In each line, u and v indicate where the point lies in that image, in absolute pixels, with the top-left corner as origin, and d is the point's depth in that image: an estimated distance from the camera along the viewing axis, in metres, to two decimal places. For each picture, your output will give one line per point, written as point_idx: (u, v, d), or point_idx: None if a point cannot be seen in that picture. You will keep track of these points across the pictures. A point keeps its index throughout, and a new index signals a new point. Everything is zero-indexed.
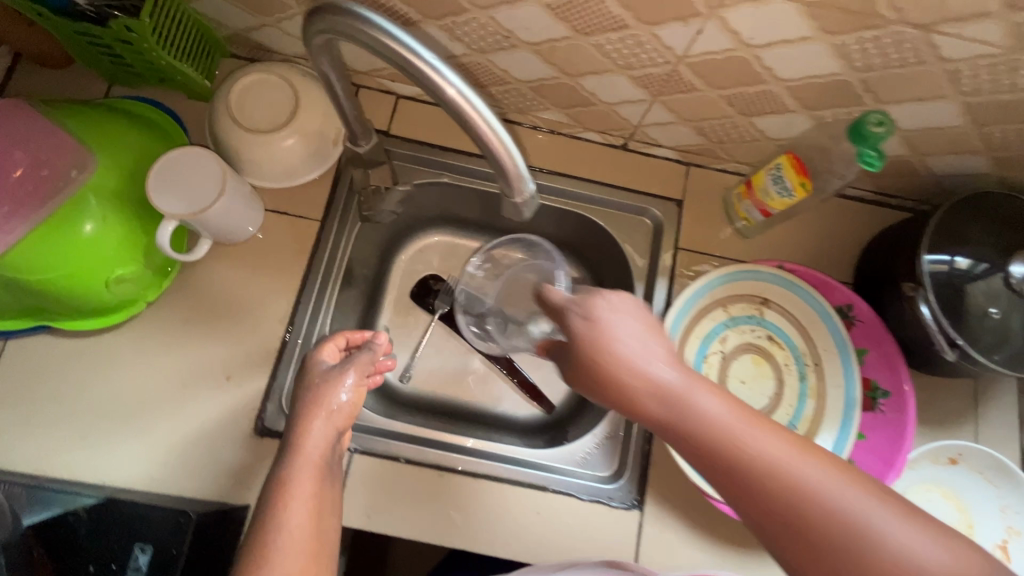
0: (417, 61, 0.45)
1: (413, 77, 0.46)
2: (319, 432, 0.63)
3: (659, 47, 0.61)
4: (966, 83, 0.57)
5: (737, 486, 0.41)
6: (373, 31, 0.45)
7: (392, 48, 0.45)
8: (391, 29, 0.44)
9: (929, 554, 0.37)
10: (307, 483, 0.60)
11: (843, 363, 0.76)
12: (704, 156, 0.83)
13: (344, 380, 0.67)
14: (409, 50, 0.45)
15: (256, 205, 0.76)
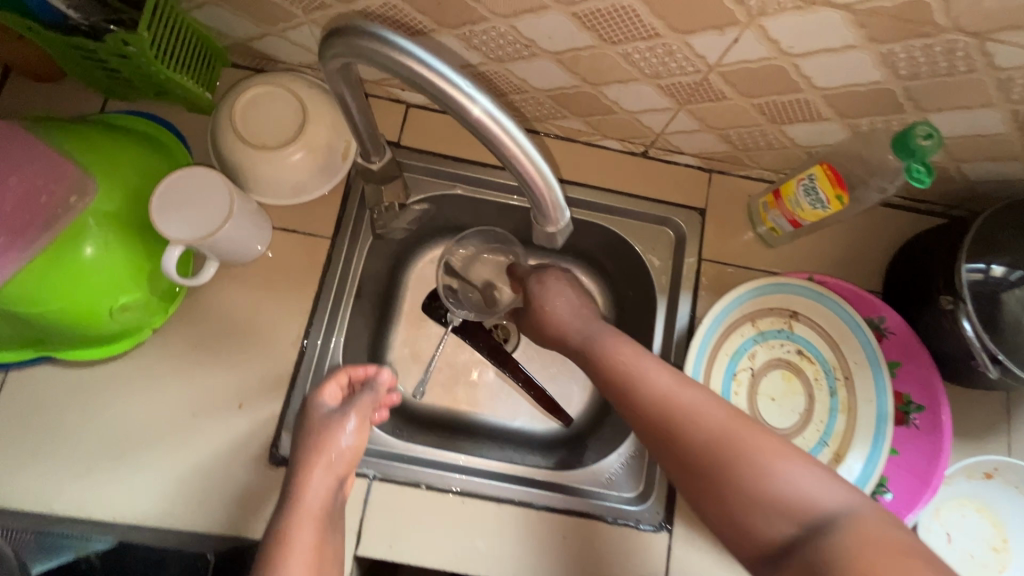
0: (451, 90, 0.41)
1: (443, 105, 0.42)
2: (319, 483, 0.60)
3: (691, 56, 0.57)
4: (1016, 91, 0.54)
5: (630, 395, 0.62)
6: (391, 48, 0.40)
7: (422, 77, 0.41)
8: (412, 48, 0.40)
9: (783, 473, 0.53)
10: (308, 533, 0.56)
11: (875, 377, 0.74)
12: (728, 163, 0.80)
13: (345, 425, 0.62)
14: (431, 69, 0.40)
15: (265, 224, 0.73)
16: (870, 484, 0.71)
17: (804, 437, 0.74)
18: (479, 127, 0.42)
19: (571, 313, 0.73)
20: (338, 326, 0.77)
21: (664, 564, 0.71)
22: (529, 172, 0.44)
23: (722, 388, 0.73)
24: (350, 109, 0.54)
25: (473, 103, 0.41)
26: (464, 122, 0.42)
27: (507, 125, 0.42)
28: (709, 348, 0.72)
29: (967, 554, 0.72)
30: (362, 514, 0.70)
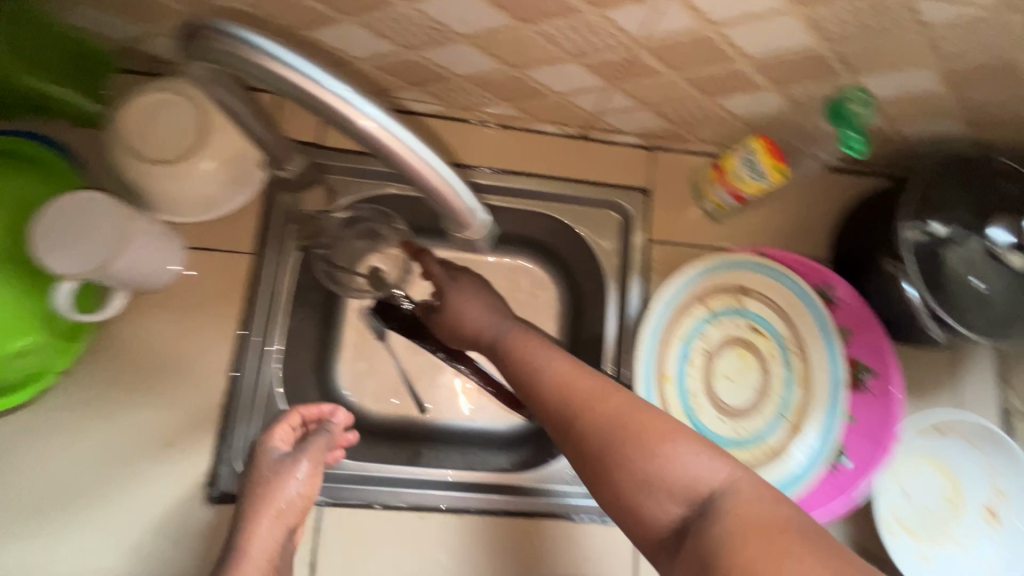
0: (334, 101, 0.37)
1: (329, 120, 0.38)
2: (266, 533, 0.57)
3: (614, 31, 0.53)
4: (946, 48, 0.52)
5: (523, 386, 0.59)
6: (262, 57, 0.36)
7: (301, 87, 0.36)
8: (287, 57, 0.36)
9: (682, 456, 0.46)
10: None
11: (826, 344, 0.74)
12: (668, 140, 0.77)
13: (295, 476, 0.59)
14: (314, 83, 0.36)
15: (176, 247, 0.66)
16: (828, 451, 0.71)
17: (762, 413, 0.74)
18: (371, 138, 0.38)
19: (487, 315, 0.69)
20: (272, 346, 0.71)
21: (632, 556, 0.71)
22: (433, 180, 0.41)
23: (677, 372, 0.71)
24: (238, 113, 0.49)
25: (361, 112, 0.37)
26: (354, 134, 0.38)
27: (401, 132, 0.38)
28: (659, 334, 0.69)
29: (924, 509, 0.73)
30: (314, 543, 0.66)
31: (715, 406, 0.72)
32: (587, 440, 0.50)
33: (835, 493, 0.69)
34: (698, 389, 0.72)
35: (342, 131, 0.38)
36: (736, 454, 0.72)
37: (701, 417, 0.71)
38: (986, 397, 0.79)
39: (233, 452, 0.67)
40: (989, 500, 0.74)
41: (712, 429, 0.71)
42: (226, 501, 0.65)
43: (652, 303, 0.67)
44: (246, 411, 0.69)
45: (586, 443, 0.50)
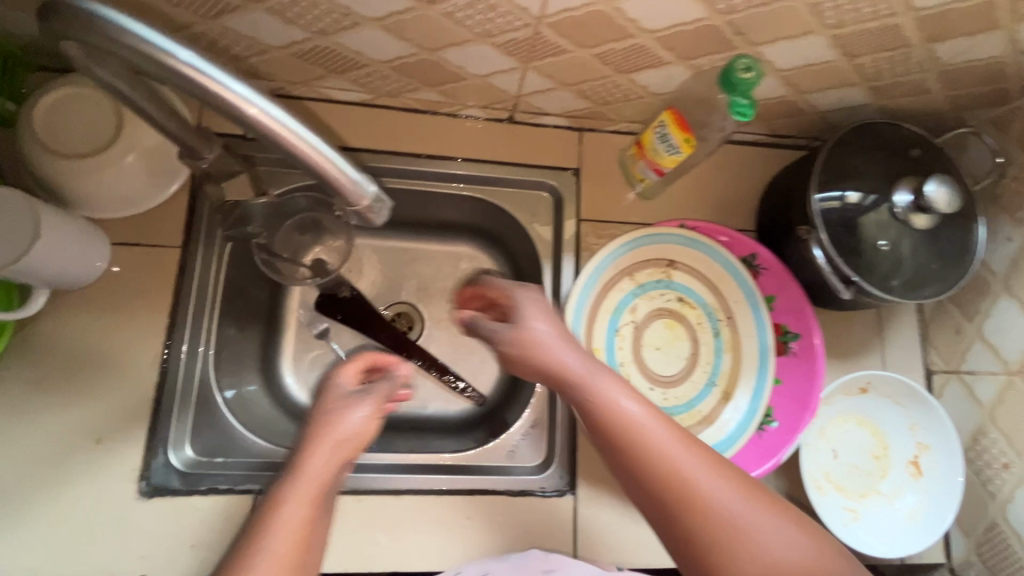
0: (195, 76, 0.38)
1: (213, 106, 0.39)
2: (319, 464, 0.52)
3: (513, 9, 0.55)
4: (830, 15, 0.55)
5: (612, 444, 0.52)
6: (134, 40, 0.36)
7: (174, 69, 0.37)
8: (164, 43, 0.37)
9: (788, 546, 0.47)
10: (300, 510, 0.49)
11: (753, 311, 0.76)
12: (594, 120, 0.78)
13: (351, 415, 0.55)
14: (193, 69, 0.37)
15: (101, 239, 0.66)
16: (757, 415, 0.73)
17: (692, 381, 0.76)
18: (235, 112, 0.39)
19: (568, 343, 0.57)
20: (205, 340, 0.72)
21: (573, 530, 0.72)
22: (310, 155, 0.42)
23: (606, 344, 0.74)
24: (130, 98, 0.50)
25: (225, 88, 0.38)
26: (218, 108, 0.39)
27: (266, 106, 0.40)
28: (585, 308, 0.72)
29: (852, 467, 0.77)
30: None
31: (645, 376, 0.75)
32: (696, 529, 0.48)
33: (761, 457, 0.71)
34: (628, 360, 0.75)
35: (225, 116, 0.40)
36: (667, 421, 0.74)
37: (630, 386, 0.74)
38: (912, 356, 0.81)
39: (166, 444, 0.67)
40: (913, 453, 0.77)
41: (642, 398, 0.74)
42: (159, 494, 0.65)
43: (576, 279, 0.70)
44: (179, 405, 0.69)
45: (695, 533, 0.48)
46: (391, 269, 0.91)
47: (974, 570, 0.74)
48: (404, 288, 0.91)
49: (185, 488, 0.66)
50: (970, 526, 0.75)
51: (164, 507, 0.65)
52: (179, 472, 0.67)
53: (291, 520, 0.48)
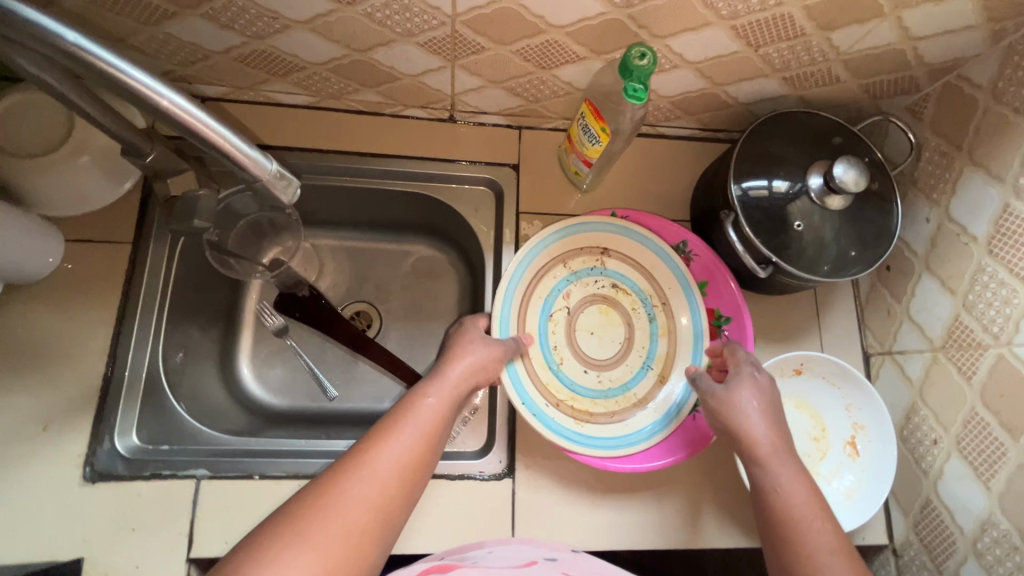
0: (99, 65, 0.40)
1: (130, 98, 0.42)
2: (456, 375, 0.65)
3: (426, 8, 0.59)
4: (722, 7, 0.58)
5: (775, 518, 0.59)
6: (41, 31, 0.39)
7: (82, 59, 0.40)
8: (73, 37, 0.39)
9: None
10: (438, 404, 0.61)
11: (686, 296, 0.78)
12: (531, 117, 0.82)
13: (475, 353, 0.68)
14: (103, 60, 0.40)
15: (53, 234, 0.70)
16: (690, 399, 0.76)
17: (628, 364, 0.79)
18: (140, 97, 0.41)
19: (772, 427, 0.63)
20: (153, 332, 0.74)
21: (511, 512, 0.73)
22: (204, 131, 0.43)
23: (540, 329, 0.78)
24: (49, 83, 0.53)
25: (128, 77, 0.40)
26: (131, 96, 0.41)
27: (172, 96, 0.42)
28: (516, 294, 0.76)
29: None
30: (193, 514, 0.67)
31: (579, 360, 0.78)
32: None
33: (693, 439, 0.73)
34: (561, 344, 0.78)
35: (137, 103, 0.42)
36: (602, 403, 0.77)
37: (564, 369, 0.77)
38: (850, 339, 0.83)
39: (113, 431, 0.69)
40: (850, 434, 0.78)
41: (576, 380, 0.77)
42: (103, 479, 0.67)
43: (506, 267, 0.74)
44: (126, 395, 0.71)
45: None
46: (347, 268, 0.94)
47: (913, 549, 0.75)
48: (359, 285, 0.94)
49: (129, 473, 0.68)
50: (907, 505, 0.76)
51: (107, 492, 0.67)
52: (124, 459, 0.69)
53: (434, 405, 0.61)
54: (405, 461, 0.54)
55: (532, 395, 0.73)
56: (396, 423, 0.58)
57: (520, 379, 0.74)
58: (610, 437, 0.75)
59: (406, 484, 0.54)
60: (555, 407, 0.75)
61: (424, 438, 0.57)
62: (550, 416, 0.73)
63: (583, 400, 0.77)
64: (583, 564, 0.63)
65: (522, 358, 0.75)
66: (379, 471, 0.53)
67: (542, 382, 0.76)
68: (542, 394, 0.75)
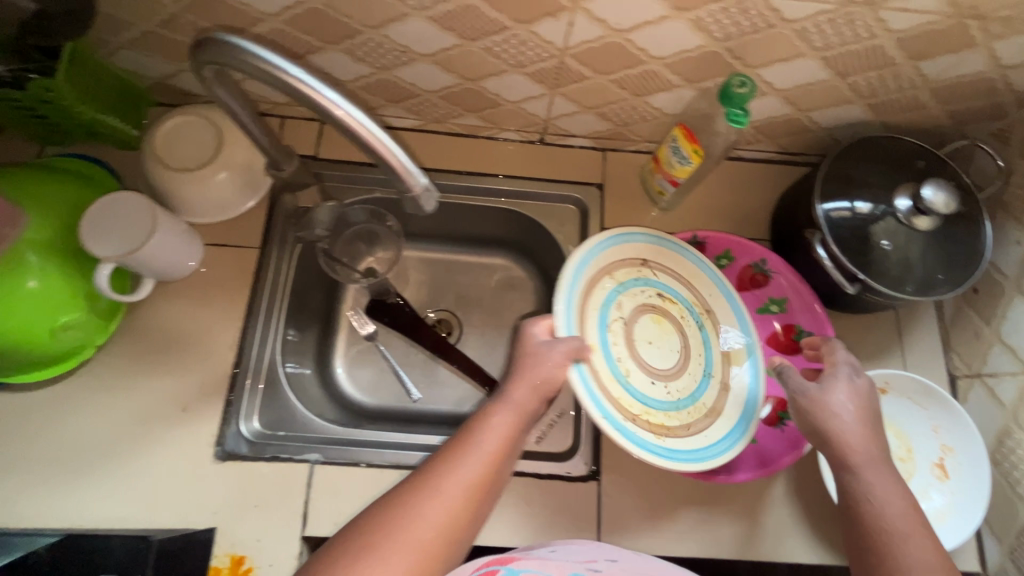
0: (291, 82, 0.48)
1: (313, 110, 0.49)
2: (520, 394, 0.61)
3: (541, 43, 0.66)
4: (816, 39, 0.63)
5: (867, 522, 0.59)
6: (253, 59, 0.48)
7: (279, 77, 0.48)
8: (273, 60, 0.48)
9: None
10: (506, 423, 0.59)
11: (730, 304, 0.77)
12: (616, 140, 0.88)
13: (555, 352, 0.62)
14: (293, 77, 0.48)
15: (195, 240, 0.79)
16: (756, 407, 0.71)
17: (689, 373, 0.73)
18: (328, 111, 0.49)
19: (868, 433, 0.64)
20: (273, 328, 0.83)
21: (597, 515, 0.75)
22: (363, 134, 0.49)
23: (599, 341, 0.68)
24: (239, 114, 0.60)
25: (312, 89, 0.48)
26: (314, 108, 0.49)
27: (347, 107, 0.48)
28: (574, 306, 0.66)
29: None
30: (307, 495, 0.74)
31: (643, 371, 0.70)
32: None
33: (769, 457, 0.76)
34: (623, 357, 0.69)
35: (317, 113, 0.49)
36: (675, 415, 0.69)
37: (632, 381, 0.68)
38: (934, 360, 0.83)
39: (239, 416, 0.77)
40: (938, 456, 0.78)
41: (645, 393, 0.69)
42: (231, 459, 0.74)
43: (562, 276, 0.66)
44: (251, 384, 0.79)
45: None
46: (434, 278, 1.01)
47: None
48: (445, 294, 1.00)
49: (253, 455, 0.75)
50: (1002, 530, 0.74)
51: (234, 471, 0.74)
52: (248, 441, 0.77)
53: (498, 427, 0.58)
54: (471, 486, 0.54)
55: (613, 410, 0.64)
56: (460, 450, 0.56)
57: (595, 394, 0.63)
58: (691, 450, 0.67)
59: (469, 509, 0.53)
60: (633, 422, 0.66)
61: (490, 462, 0.56)
62: (636, 434, 0.64)
63: (657, 414, 0.68)
64: (642, 564, 0.65)
65: (592, 373, 0.64)
66: (444, 495, 0.53)
67: (614, 398, 0.66)
68: (620, 410, 0.65)
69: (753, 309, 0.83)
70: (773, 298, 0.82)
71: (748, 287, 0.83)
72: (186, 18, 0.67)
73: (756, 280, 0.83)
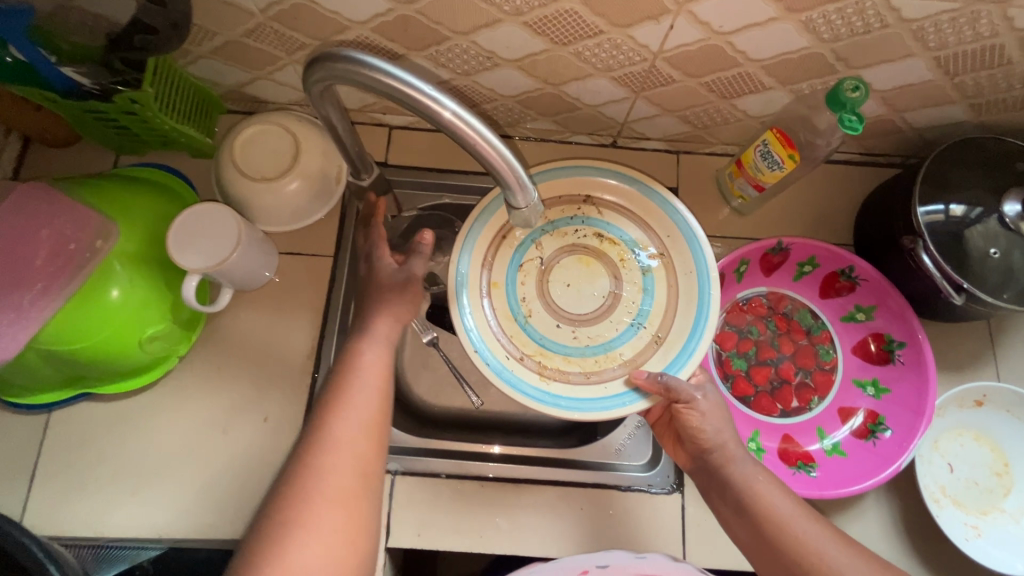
0: (393, 84, 0.44)
1: (420, 116, 0.45)
2: (383, 325, 0.63)
3: (635, 46, 0.64)
4: (932, 38, 0.60)
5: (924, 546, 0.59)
6: (357, 66, 0.45)
7: (382, 81, 0.44)
8: (379, 63, 0.44)
9: None
10: (378, 352, 0.62)
11: (691, 247, 0.67)
12: (692, 143, 0.85)
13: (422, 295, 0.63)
14: (397, 79, 0.44)
15: (271, 251, 0.79)
16: (689, 364, 0.64)
17: (612, 321, 0.68)
18: (474, 148, 0.45)
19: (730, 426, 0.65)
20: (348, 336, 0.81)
21: (680, 527, 0.76)
22: (473, 138, 0.44)
23: (507, 279, 0.69)
24: (335, 128, 0.58)
25: (416, 91, 0.44)
26: (421, 113, 0.45)
27: (454, 108, 0.44)
28: (478, 242, 0.67)
29: (971, 483, 0.75)
30: (389, 506, 0.75)
31: (550, 313, 0.69)
32: None
33: (861, 469, 0.74)
34: (531, 296, 0.69)
35: (424, 119, 0.45)
36: (577, 361, 0.67)
37: (533, 323, 0.68)
38: None
39: None
40: None
41: (546, 335, 0.68)
42: None
43: (475, 209, 0.67)
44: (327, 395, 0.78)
45: None
46: None
47: None
48: None
49: None
50: None
51: None
52: None
53: (371, 362, 0.61)
54: (367, 422, 0.58)
55: (488, 346, 0.65)
56: (340, 394, 0.58)
57: (473, 324, 0.66)
58: (577, 398, 0.64)
59: (376, 441, 0.58)
60: (519, 361, 0.66)
61: (378, 401, 0.59)
62: (510, 371, 0.65)
63: (554, 357, 0.67)
64: None
65: (480, 307, 0.67)
66: (344, 437, 0.56)
67: (505, 333, 0.67)
68: (503, 346, 0.66)
69: (837, 317, 0.82)
70: (860, 306, 0.80)
71: (832, 295, 0.82)
72: (271, 27, 0.66)
73: (842, 288, 0.81)
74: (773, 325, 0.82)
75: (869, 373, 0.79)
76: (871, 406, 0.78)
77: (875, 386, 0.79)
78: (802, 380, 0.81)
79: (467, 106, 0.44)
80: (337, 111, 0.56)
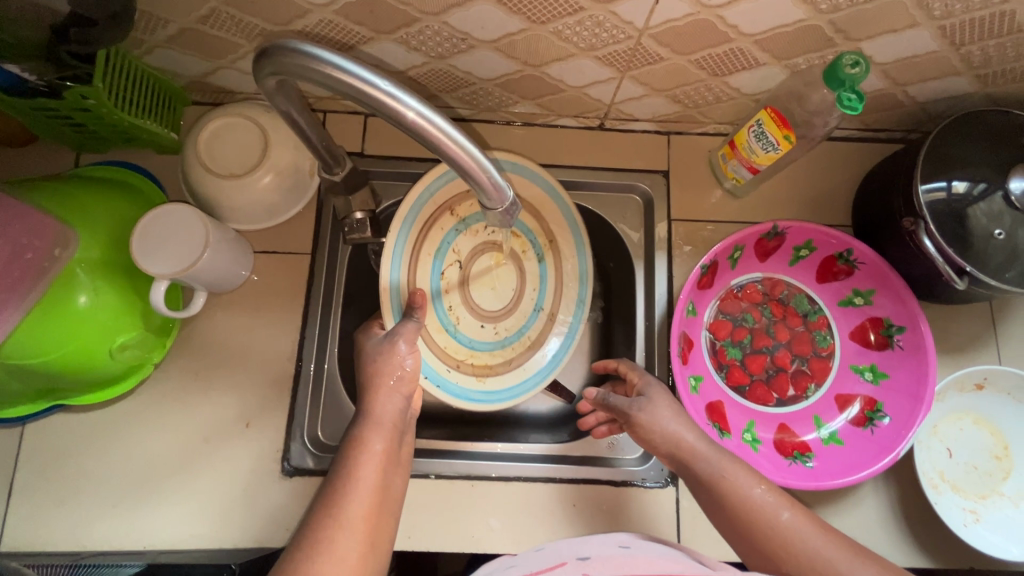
0: (348, 80, 0.40)
1: (380, 115, 0.42)
2: (388, 400, 0.62)
3: (619, 23, 0.59)
4: (937, 7, 0.56)
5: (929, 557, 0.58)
6: (306, 60, 0.41)
7: (335, 77, 0.41)
8: (331, 58, 0.41)
9: None
10: (381, 439, 0.60)
11: (574, 236, 0.78)
12: (683, 123, 0.81)
13: (399, 348, 0.65)
14: (351, 75, 0.40)
15: (246, 251, 0.76)
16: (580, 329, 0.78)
17: (519, 311, 0.80)
18: (439, 148, 0.42)
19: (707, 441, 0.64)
20: (331, 336, 0.78)
21: (675, 519, 0.75)
22: (437, 136, 0.41)
23: (433, 288, 0.78)
24: (299, 126, 0.54)
25: (373, 87, 0.40)
26: (381, 113, 0.41)
27: (417, 106, 0.40)
28: (403, 259, 0.75)
29: (969, 467, 0.74)
30: None
31: (473, 316, 0.80)
32: None
33: (855, 460, 0.73)
34: (456, 303, 0.79)
35: (385, 118, 0.42)
36: (500, 354, 0.79)
37: (462, 329, 0.79)
38: None
39: (302, 431, 0.74)
40: None
41: (473, 337, 0.79)
42: (299, 474, 0.72)
43: (397, 217, 0.73)
44: (312, 396, 0.76)
45: None
46: None
47: None
48: None
49: (321, 469, 0.72)
50: None
51: (304, 486, 0.73)
52: (313, 455, 0.74)
53: (372, 447, 0.58)
54: (369, 509, 0.55)
55: (432, 364, 0.74)
56: (341, 480, 0.56)
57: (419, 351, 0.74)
58: (508, 387, 0.77)
59: (373, 538, 0.54)
60: (457, 370, 0.77)
61: (378, 491, 0.57)
62: (447, 379, 0.75)
63: (482, 354, 0.79)
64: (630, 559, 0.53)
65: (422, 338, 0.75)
66: (347, 522, 0.53)
67: (440, 347, 0.77)
68: (442, 359, 0.76)
69: (834, 302, 0.80)
70: (858, 290, 0.78)
71: (830, 279, 0.79)
72: (226, 12, 0.62)
73: (840, 272, 0.78)
74: (768, 312, 0.80)
75: (866, 359, 0.77)
76: (869, 393, 0.76)
77: (873, 371, 0.77)
78: (799, 368, 0.79)
79: (429, 104, 0.41)
80: (301, 106, 0.52)
